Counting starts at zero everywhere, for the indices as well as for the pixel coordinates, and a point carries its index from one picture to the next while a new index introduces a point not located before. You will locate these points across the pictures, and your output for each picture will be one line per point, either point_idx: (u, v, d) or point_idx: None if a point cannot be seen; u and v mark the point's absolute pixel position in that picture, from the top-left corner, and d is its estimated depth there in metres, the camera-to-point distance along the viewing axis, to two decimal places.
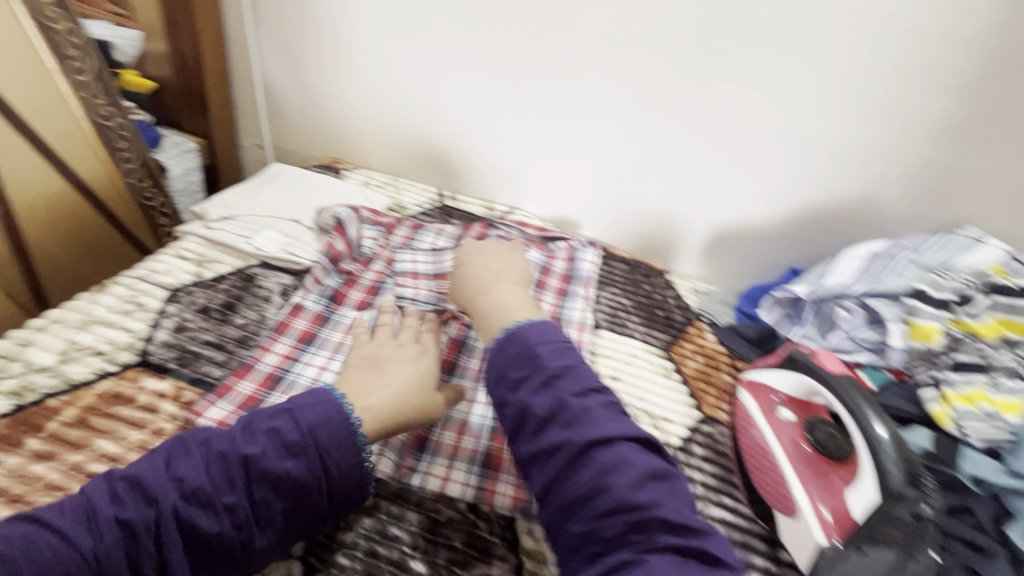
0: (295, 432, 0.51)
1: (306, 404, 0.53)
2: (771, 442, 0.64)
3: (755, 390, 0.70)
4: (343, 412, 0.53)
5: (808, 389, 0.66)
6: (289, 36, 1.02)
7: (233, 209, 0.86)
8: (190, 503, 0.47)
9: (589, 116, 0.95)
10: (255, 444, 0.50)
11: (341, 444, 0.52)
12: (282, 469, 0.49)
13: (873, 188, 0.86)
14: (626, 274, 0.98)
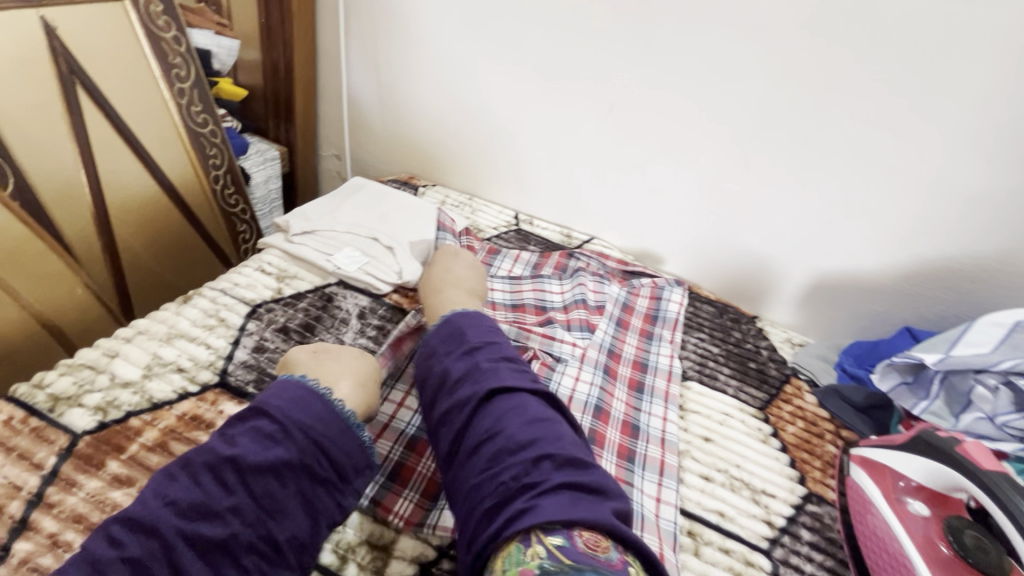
0: (273, 425, 0.50)
1: (284, 392, 0.53)
2: (901, 539, 0.55)
3: (875, 471, 0.62)
4: (313, 392, 0.53)
5: (948, 482, 0.57)
6: (379, 49, 1.01)
7: (313, 223, 0.85)
8: (192, 520, 0.44)
9: (686, 147, 0.89)
10: (238, 446, 0.47)
11: (326, 419, 0.52)
12: (273, 460, 0.47)
13: (1014, 246, 0.76)
14: (714, 318, 0.91)
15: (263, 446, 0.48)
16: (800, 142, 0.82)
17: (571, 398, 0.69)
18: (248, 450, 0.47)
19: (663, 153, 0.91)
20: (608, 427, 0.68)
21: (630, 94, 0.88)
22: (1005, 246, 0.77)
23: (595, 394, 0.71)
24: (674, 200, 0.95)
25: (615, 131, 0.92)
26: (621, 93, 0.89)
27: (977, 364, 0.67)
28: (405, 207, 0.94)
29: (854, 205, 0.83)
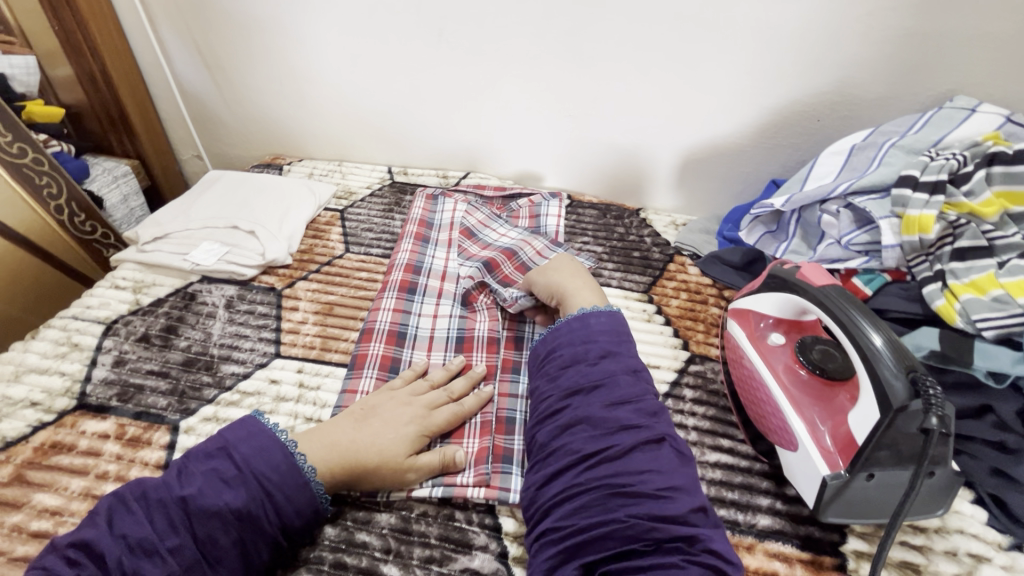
0: (231, 470, 0.47)
1: (232, 440, 0.49)
2: (760, 370, 0.58)
3: (742, 318, 0.64)
4: (277, 440, 0.49)
5: (797, 308, 0.59)
6: (193, 31, 0.94)
7: (166, 227, 0.81)
8: (143, 554, 0.42)
9: (523, 59, 0.86)
10: (192, 484, 0.45)
11: (279, 468, 0.47)
12: (221, 505, 0.44)
13: (846, 74, 0.77)
14: (597, 220, 0.91)
15: (205, 490, 0.45)
16: (628, 22, 0.79)
17: (431, 338, 0.68)
18: (201, 488, 0.45)
19: (505, 68, 0.88)
20: (473, 348, 0.67)
21: (452, 13, 0.83)
22: (839, 77, 0.78)
23: (454, 327, 0.69)
24: (529, 114, 0.93)
25: (453, 58, 0.88)
26: (441, 15, 0.84)
27: (820, 195, 0.68)
28: (263, 188, 0.90)
29: (693, 76, 0.82)
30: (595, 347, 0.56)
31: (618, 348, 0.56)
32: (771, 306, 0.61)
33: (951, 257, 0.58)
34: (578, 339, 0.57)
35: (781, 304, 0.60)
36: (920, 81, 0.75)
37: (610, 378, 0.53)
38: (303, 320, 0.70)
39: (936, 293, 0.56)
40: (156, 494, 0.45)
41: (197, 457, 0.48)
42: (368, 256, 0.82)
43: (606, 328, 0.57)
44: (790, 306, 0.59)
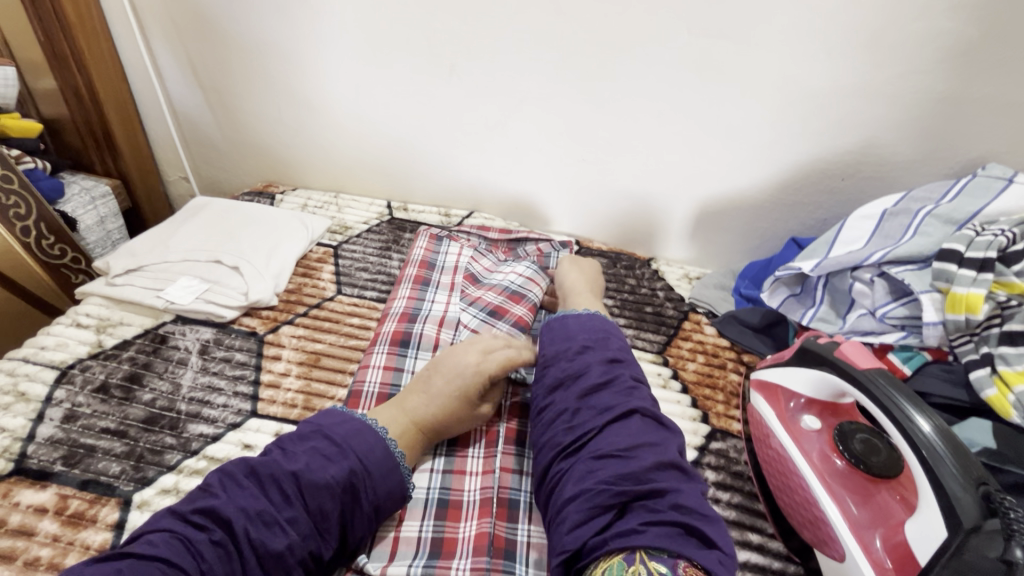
0: (331, 447, 0.47)
1: (327, 425, 0.49)
2: (794, 455, 0.52)
3: (769, 394, 0.59)
4: (325, 434, 0.48)
5: (833, 389, 0.53)
6: (189, 48, 0.89)
7: (141, 258, 0.74)
8: (260, 524, 0.42)
9: (537, 99, 0.82)
10: (236, 489, 0.44)
11: (317, 466, 0.45)
12: (329, 480, 0.45)
13: (874, 134, 0.74)
14: (607, 269, 0.86)
15: (313, 465, 0.45)
16: (649, 68, 0.76)
17: None
18: (310, 465, 0.45)
19: (518, 107, 0.84)
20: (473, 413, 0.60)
21: (465, 49, 0.80)
22: (865, 137, 0.75)
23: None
24: (539, 156, 0.88)
25: (462, 93, 0.84)
26: (455, 50, 0.80)
27: (852, 262, 0.64)
28: (253, 219, 0.84)
29: (713, 126, 0.79)
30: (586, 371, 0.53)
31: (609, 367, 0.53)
32: (802, 383, 0.56)
33: (1000, 340, 0.53)
34: (592, 369, 0.53)
35: (815, 383, 0.55)
36: (950, 145, 0.72)
37: (633, 434, 0.47)
38: (285, 372, 0.63)
39: (986, 380, 0.52)
40: (275, 465, 0.45)
41: (292, 439, 0.48)
42: (361, 300, 0.75)
43: (596, 349, 0.55)
44: (824, 387, 0.54)
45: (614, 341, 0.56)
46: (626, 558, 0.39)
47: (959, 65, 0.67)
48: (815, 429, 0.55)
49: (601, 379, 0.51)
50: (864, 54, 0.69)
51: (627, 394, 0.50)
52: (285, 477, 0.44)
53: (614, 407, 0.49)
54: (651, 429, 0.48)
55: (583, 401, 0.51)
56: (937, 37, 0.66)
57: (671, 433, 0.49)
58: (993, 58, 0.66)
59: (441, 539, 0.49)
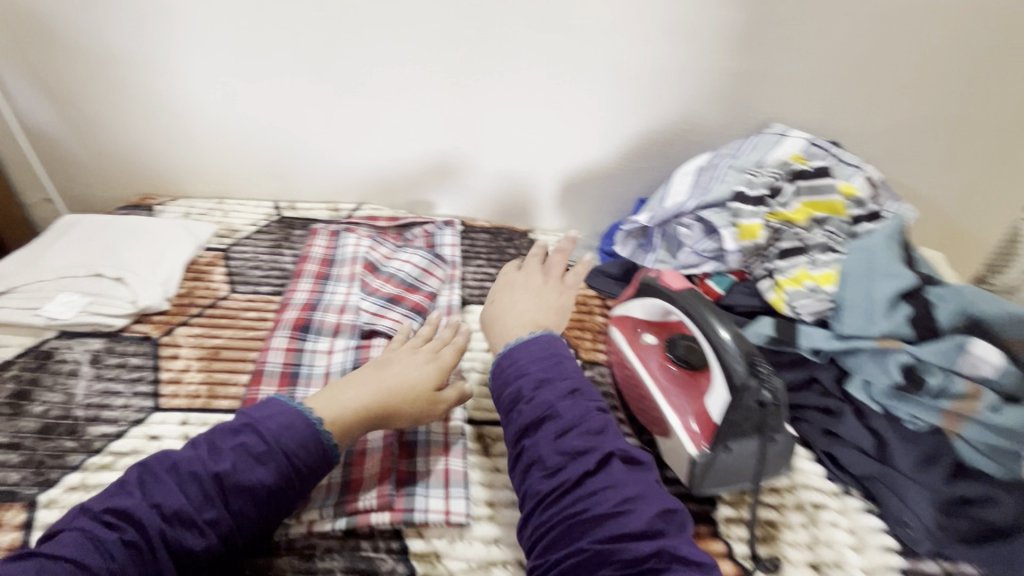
0: (259, 445, 0.49)
1: (256, 419, 0.52)
2: (641, 374, 0.65)
3: (621, 323, 0.72)
4: (253, 437, 0.50)
5: (661, 309, 0.66)
6: (36, 63, 0.87)
7: (11, 280, 0.73)
8: (178, 523, 0.45)
9: (405, 94, 0.89)
10: (159, 491, 0.47)
11: (238, 464, 0.48)
12: (254, 481, 0.48)
13: (688, 106, 0.90)
14: (489, 242, 0.96)
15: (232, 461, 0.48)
16: (499, 59, 0.86)
17: (327, 374, 0.66)
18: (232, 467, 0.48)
19: (389, 101, 0.90)
20: None
21: (331, 51, 0.85)
22: (683, 109, 0.90)
23: (350, 360, 0.67)
24: (416, 146, 0.96)
25: (334, 92, 0.89)
26: (321, 51, 0.85)
27: (675, 210, 0.79)
28: (132, 231, 0.83)
29: (563, 107, 0.91)
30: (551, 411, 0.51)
31: (576, 404, 0.52)
32: (640, 309, 0.69)
33: (776, 255, 0.70)
34: (560, 410, 0.51)
35: (647, 308, 0.68)
36: (746, 111, 0.90)
37: (612, 470, 0.48)
38: (185, 367, 0.66)
39: (768, 287, 0.68)
40: (198, 463, 0.48)
41: (222, 436, 0.51)
42: (256, 295, 0.79)
43: (539, 357, 0.56)
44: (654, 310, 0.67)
45: (567, 367, 0.56)
46: None
47: (741, 44, 0.84)
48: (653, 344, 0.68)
49: (573, 419, 0.51)
50: (669, 40, 0.83)
51: (600, 433, 0.50)
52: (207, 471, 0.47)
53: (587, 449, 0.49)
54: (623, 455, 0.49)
55: (554, 447, 0.49)
56: (720, 24, 0.82)
57: (647, 468, 0.50)
58: (762, 39, 0.83)
59: (349, 481, 0.56)
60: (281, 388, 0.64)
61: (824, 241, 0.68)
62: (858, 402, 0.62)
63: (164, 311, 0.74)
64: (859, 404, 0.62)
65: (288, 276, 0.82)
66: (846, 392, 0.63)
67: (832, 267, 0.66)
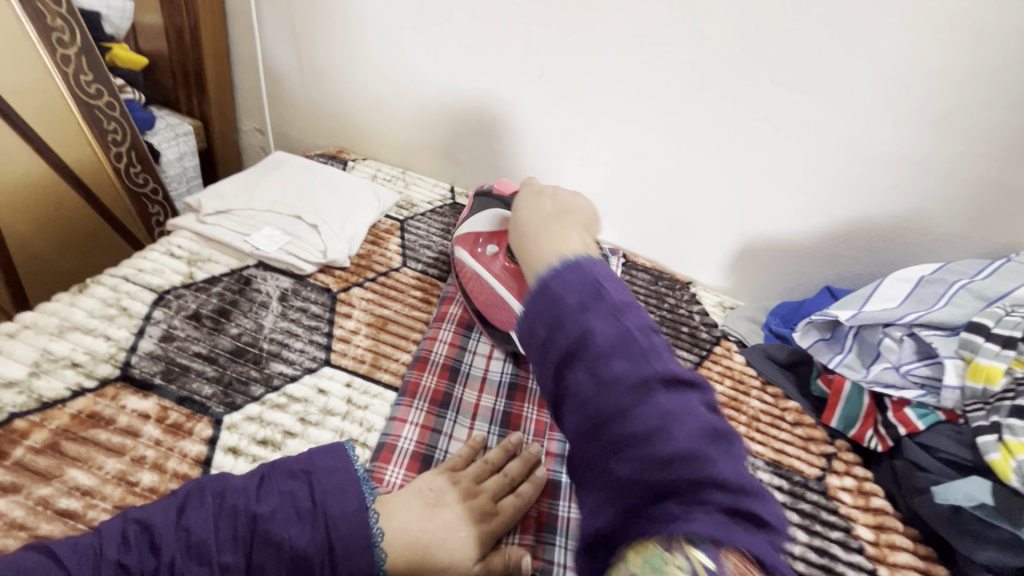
0: (307, 501, 0.45)
1: (322, 466, 0.47)
2: (486, 282, 0.66)
3: (463, 242, 0.70)
4: (359, 485, 0.47)
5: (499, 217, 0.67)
6: (292, 11, 0.96)
7: (228, 201, 0.80)
8: (267, 543, 0.42)
9: (613, 115, 0.88)
10: (268, 503, 0.44)
11: (352, 518, 0.45)
12: (291, 539, 0.42)
13: (921, 205, 0.79)
14: (649, 285, 0.92)
15: (291, 500, 0.44)
16: (723, 104, 0.82)
17: (484, 380, 0.66)
18: (290, 512, 0.44)
19: (597, 117, 0.90)
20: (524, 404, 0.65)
21: (556, 59, 0.87)
22: (912, 208, 0.79)
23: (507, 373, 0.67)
24: (608, 168, 0.94)
25: (543, 99, 0.91)
26: (548, 57, 0.87)
27: (885, 318, 0.70)
28: (329, 183, 0.88)
29: (775, 170, 0.84)
30: (599, 301, 0.42)
31: (602, 297, 0.43)
32: (483, 219, 0.67)
33: (1010, 412, 0.59)
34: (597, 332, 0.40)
35: (488, 217, 0.68)
36: (994, 227, 0.76)
37: (669, 442, 0.36)
38: (355, 330, 0.69)
39: (992, 445, 0.57)
40: (228, 497, 0.43)
41: (281, 472, 0.46)
42: (423, 275, 0.81)
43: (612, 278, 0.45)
44: (497, 218, 0.66)
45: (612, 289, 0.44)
46: (666, 552, 0.33)
47: (1013, 155, 0.72)
48: (492, 254, 0.67)
49: (609, 341, 0.40)
50: (923, 132, 0.74)
51: (670, 416, 0.37)
52: (247, 507, 0.43)
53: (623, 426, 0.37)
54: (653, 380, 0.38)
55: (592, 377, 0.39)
56: (997, 127, 0.71)
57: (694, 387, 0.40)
58: None
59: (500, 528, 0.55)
60: (441, 380, 0.64)
61: None
62: None
63: (347, 270, 0.77)
64: None
65: None
66: None
67: None
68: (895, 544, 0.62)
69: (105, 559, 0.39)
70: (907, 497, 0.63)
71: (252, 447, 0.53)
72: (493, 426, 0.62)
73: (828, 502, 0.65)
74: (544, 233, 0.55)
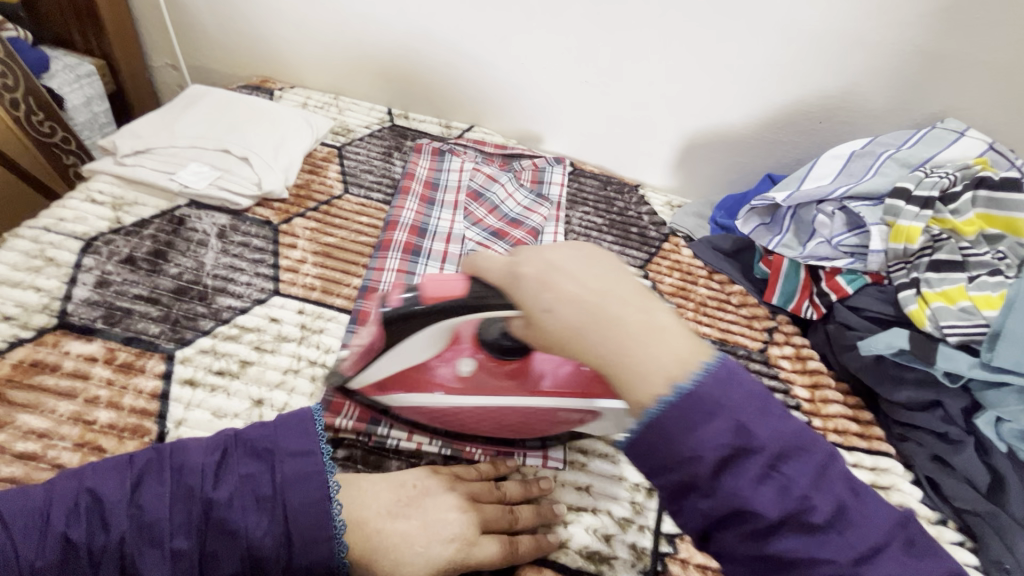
0: (266, 489, 0.43)
1: (284, 448, 0.45)
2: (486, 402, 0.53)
3: (408, 383, 0.55)
4: (324, 476, 0.44)
5: (421, 339, 0.51)
6: None
7: (147, 140, 0.75)
8: (222, 534, 0.41)
9: (546, 13, 0.84)
10: (224, 488, 0.42)
11: (312, 511, 0.42)
12: (245, 532, 0.41)
13: (854, 81, 0.79)
14: (598, 191, 0.92)
15: (250, 493, 0.42)
16: None
17: None
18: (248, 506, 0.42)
19: (530, 18, 0.85)
20: None
21: None
22: (846, 85, 0.80)
23: None
24: (547, 73, 0.91)
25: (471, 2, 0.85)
26: None
27: (819, 195, 0.72)
28: (255, 113, 0.83)
29: (713, 60, 0.83)
30: (744, 429, 0.34)
31: (751, 438, 0.34)
32: (413, 349, 0.52)
33: (927, 267, 0.64)
34: (760, 439, 0.34)
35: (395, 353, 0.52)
36: (922, 96, 0.78)
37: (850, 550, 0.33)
38: (302, 259, 0.68)
39: (911, 298, 0.62)
40: (184, 476, 0.42)
41: (244, 454, 0.44)
42: (368, 201, 0.79)
43: (740, 393, 0.35)
44: (436, 335, 0.51)
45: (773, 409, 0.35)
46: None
47: (939, 19, 0.72)
48: (472, 372, 0.55)
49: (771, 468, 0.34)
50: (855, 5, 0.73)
51: (855, 523, 0.34)
52: (202, 493, 0.42)
53: (713, 489, 0.34)
54: (819, 486, 0.34)
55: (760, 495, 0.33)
56: None
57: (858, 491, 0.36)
58: (968, 19, 0.71)
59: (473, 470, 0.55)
60: None
61: (991, 261, 0.63)
62: (980, 436, 0.59)
63: (287, 201, 0.75)
64: (982, 437, 0.59)
65: (411, 172, 0.83)
66: (972, 423, 0.60)
67: (995, 291, 0.60)
68: (828, 399, 0.68)
69: (55, 524, 0.40)
70: (838, 355, 0.69)
71: (209, 377, 0.54)
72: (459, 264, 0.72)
73: (770, 370, 0.70)
74: (613, 328, 0.38)
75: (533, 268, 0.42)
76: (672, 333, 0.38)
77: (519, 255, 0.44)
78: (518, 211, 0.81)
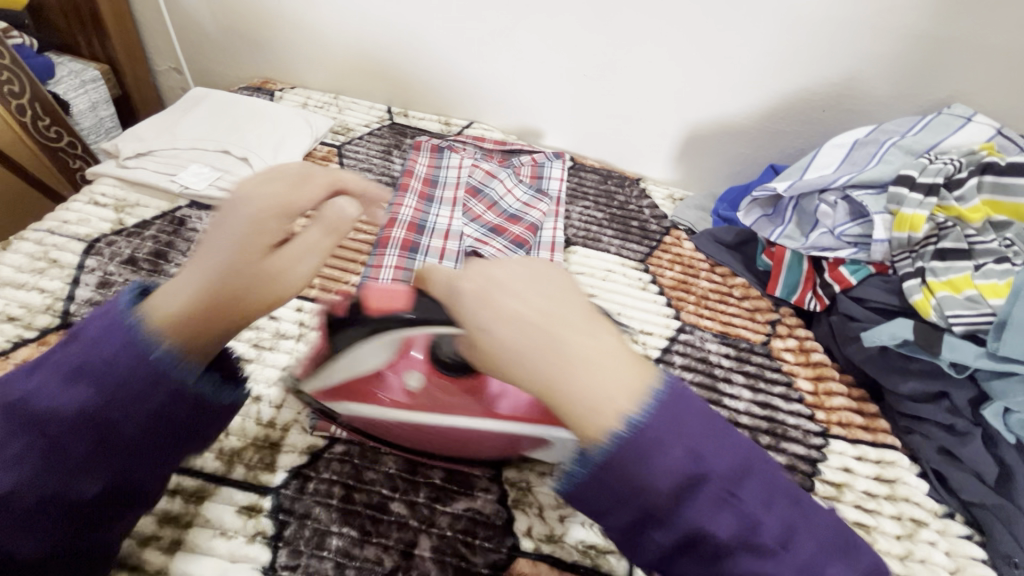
0: (66, 377, 0.34)
1: (76, 341, 0.35)
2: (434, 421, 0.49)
3: (352, 392, 0.51)
4: (124, 338, 0.35)
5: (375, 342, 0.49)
6: None
7: (149, 143, 0.76)
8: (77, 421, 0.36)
9: (542, 6, 0.83)
10: (35, 381, 0.35)
11: (122, 365, 0.34)
12: (64, 411, 0.34)
13: (856, 68, 0.78)
14: (598, 185, 0.92)
15: (49, 466, 0.33)
16: None
17: None
18: (55, 479, 0.33)
19: (527, 12, 0.85)
20: None
21: None
22: (848, 72, 0.79)
23: None
24: (544, 68, 0.90)
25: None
26: None
27: (822, 184, 0.70)
28: (254, 114, 0.83)
29: (711, 50, 0.82)
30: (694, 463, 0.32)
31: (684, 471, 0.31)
32: (361, 353, 0.48)
33: (932, 256, 0.63)
34: (707, 462, 0.32)
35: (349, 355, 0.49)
36: (927, 82, 0.76)
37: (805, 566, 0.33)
38: None
39: (915, 288, 0.61)
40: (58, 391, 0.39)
41: (42, 357, 0.36)
42: None
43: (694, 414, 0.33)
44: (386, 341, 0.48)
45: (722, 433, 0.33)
46: None
47: (943, 2, 0.70)
48: (420, 387, 0.51)
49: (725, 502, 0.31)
50: None
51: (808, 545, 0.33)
52: (13, 392, 0.35)
53: (670, 520, 0.32)
54: (772, 513, 0.33)
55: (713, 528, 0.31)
56: None
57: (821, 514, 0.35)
58: (973, 1, 0.69)
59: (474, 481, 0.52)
60: None
61: (998, 248, 0.61)
62: (988, 427, 0.58)
63: None
64: (989, 429, 0.58)
65: (410, 170, 0.83)
66: (979, 414, 0.58)
67: (1003, 279, 0.59)
68: (832, 391, 0.67)
69: None
70: (842, 347, 0.68)
71: None
72: (458, 262, 0.72)
73: (772, 362, 0.69)
74: (557, 355, 0.34)
75: (471, 285, 0.38)
76: (623, 361, 0.35)
77: (472, 264, 0.39)
78: (516, 207, 0.81)
